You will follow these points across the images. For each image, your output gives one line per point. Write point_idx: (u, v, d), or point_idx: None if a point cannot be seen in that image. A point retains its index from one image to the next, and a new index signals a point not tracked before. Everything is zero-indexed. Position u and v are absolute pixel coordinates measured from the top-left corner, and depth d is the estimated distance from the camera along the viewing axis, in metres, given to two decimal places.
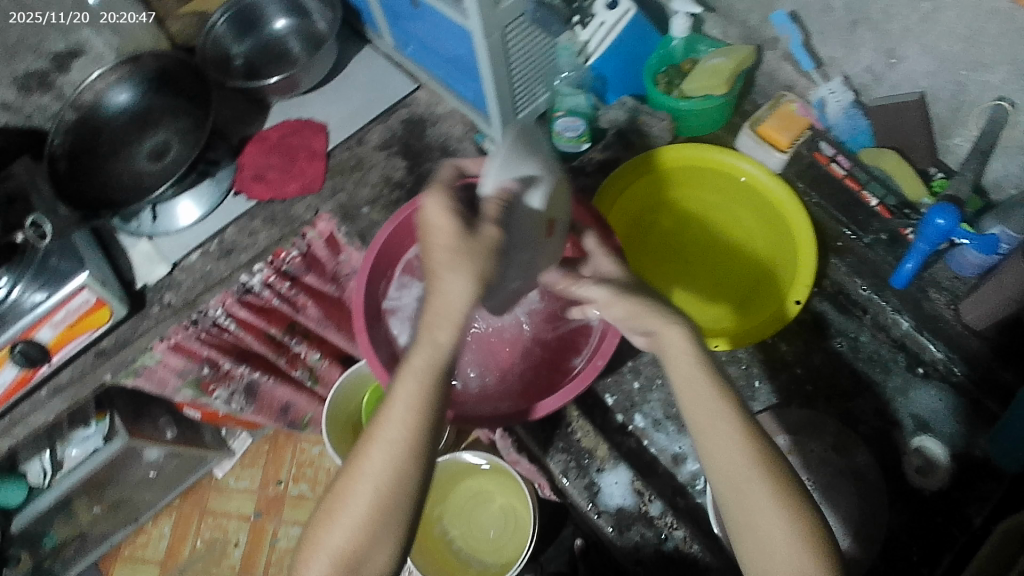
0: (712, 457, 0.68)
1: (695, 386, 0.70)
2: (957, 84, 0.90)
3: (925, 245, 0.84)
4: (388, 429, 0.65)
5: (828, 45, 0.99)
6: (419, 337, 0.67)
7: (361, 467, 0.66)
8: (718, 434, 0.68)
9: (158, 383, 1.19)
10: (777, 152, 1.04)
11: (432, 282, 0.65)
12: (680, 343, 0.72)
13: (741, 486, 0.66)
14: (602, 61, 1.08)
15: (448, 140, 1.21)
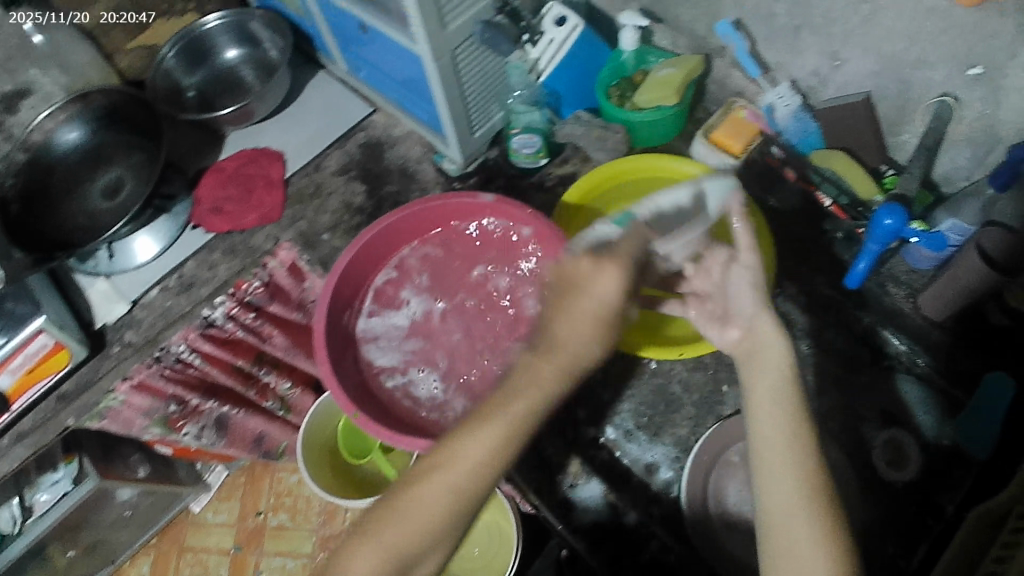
0: (772, 478, 0.67)
1: (780, 404, 0.69)
2: (900, 83, 0.92)
3: (875, 245, 0.85)
4: (468, 445, 0.66)
5: (775, 51, 1.01)
6: (533, 369, 0.68)
7: (434, 477, 0.66)
8: (782, 464, 0.67)
9: (123, 424, 1.17)
10: (731, 158, 1.05)
11: (558, 338, 0.68)
12: (775, 360, 0.71)
13: (793, 515, 0.65)
14: (554, 77, 1.09)
15: (406, 162, 1.21)
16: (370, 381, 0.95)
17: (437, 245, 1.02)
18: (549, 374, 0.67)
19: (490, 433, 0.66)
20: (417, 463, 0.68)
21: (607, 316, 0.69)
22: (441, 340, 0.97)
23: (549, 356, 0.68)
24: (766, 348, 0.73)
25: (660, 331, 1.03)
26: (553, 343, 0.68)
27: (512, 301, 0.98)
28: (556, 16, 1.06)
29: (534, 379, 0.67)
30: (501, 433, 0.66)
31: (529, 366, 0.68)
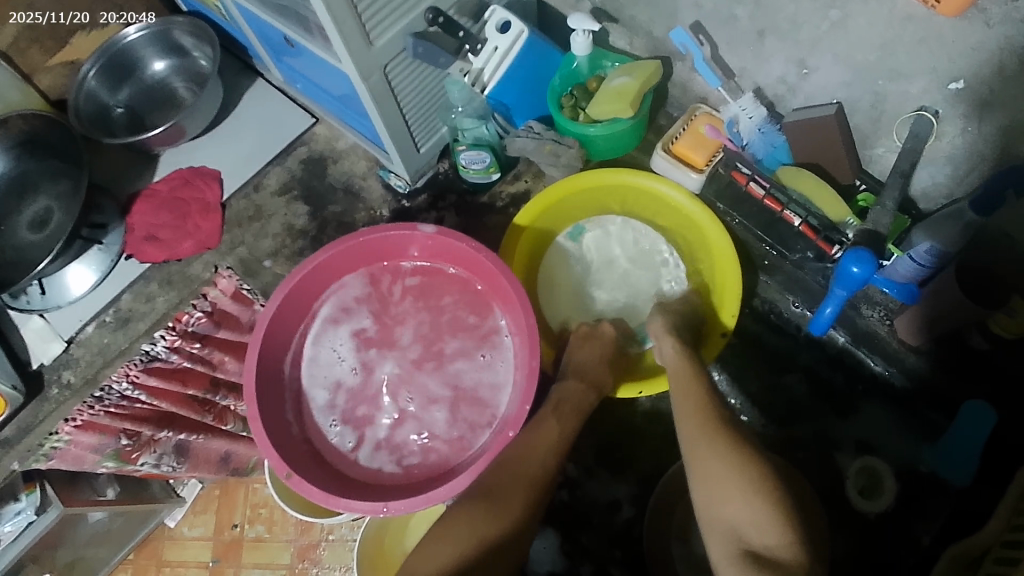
0: (683, 426, 0.72)
1: (680, 376, 0.79)
2: (871, 95, 0.82)
3: (841, 289, 0.80)
4: (534, 441, 0.78)
5: (738, 56, 0.92)
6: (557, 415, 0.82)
7: (511, 467, 0.75)
8: (685, 404, 0.75)
9: (74, 461, 1.04)
10: (693, 172, 0.99)
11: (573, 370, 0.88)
12: (670, 347, 0.84)
13: (698, 443, 0.69)
14: (499, 89, 0.98)
15: (351, 178, 1.15)
16: (315, 435, 0.89)
17: (381, 281, 0.95)
18: (573, 388, 0.85)
19: (544, 436, 0.79)
20: (497, 459, 0.77)
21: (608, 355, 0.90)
22: (383, 384, 0.90)
23: (575, 374, 0.87)
24: (663, 352, 0.85)
25: (639, 365, 0.96)
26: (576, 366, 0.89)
27: (457, 340, 0.92)
28: (498, 22, 0.94)
29: (569, 396, 0.84)
30: (552, 440, 0.79)
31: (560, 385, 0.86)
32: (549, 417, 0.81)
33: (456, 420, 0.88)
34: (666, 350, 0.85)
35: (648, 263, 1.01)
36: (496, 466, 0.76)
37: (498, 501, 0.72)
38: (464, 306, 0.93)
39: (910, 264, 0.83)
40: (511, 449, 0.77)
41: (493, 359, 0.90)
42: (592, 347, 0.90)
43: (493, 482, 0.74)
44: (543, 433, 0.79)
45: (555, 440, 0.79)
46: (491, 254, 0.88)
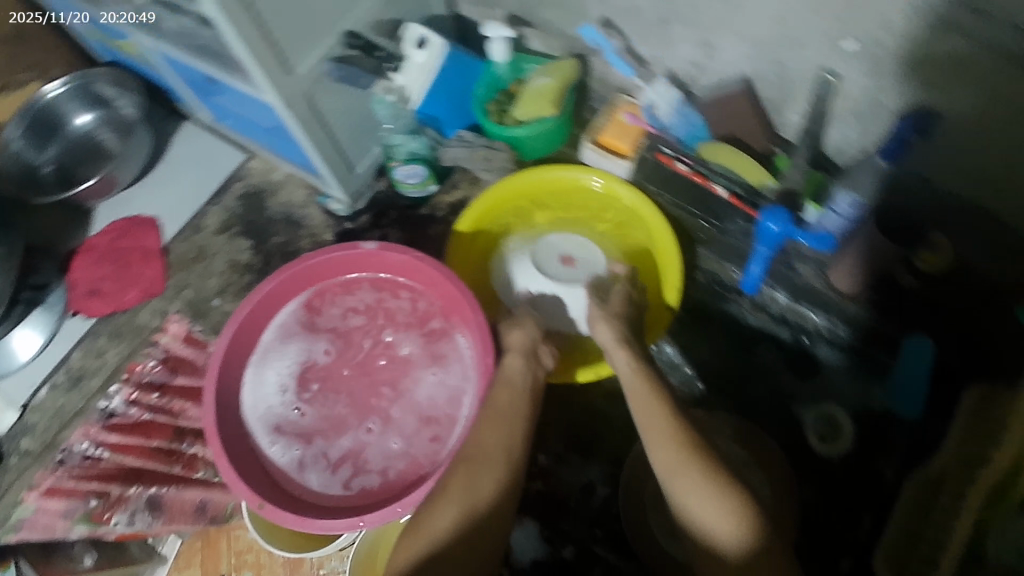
0: (654, 452, 0.67)
1: (639, 392, 0.73)
2: (776, 65, 0.86)
3: (765, 247, 0.94)
4: (485, 428, 0.73)
5: (648, 44, 0.96)
6: (499, 378, 0.79)
7: (466, 458, 0.71)
8: (651, 418, 0.70)
9: (46, 530, 0.98)
10: (621, 160, 1.03)
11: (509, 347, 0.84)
12: (621, 355, 0.79)
13: (676, 476, 0.64)
14: (427, 104, 1.00)
15: (290, 208, 1.14)
16: (269, 467, 0.87)
17: (327, 301, 0.95)
18: (515, 366, 0.81)
19: (493, 420, 0.74)
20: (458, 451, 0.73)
21: (531, 330, 0.86)
22: (336, 403, 0.90)
23: (517, 350, 0.82)
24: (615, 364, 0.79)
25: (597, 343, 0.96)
26: (515, 345, 0.83)
27: (409, 348, 0.93)
28: (416, 38, 0.96)
29: (511, 374, 0.80)
30: (498, 425, 0.73)
31: (504, 366, 0.81)
32: (491, 396, 0.77)
33: (417, 428, 0.88)
34: (619, 363, 0.79)
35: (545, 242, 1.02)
36: (453, 462, 0.72)
37: (450, 495, 0.68)
38: (416, 314, 0.94)
39: (834, 218, 0.89)
40: (461, 455, 0.72)
41: (454, 360, 0.91)
42: (517, 325, 0.86)
43: (452, 496, 0.67)
44: (489, 410, 0.75)
45: (506, 407, 0.75)
46: (433, 261, 0.91)
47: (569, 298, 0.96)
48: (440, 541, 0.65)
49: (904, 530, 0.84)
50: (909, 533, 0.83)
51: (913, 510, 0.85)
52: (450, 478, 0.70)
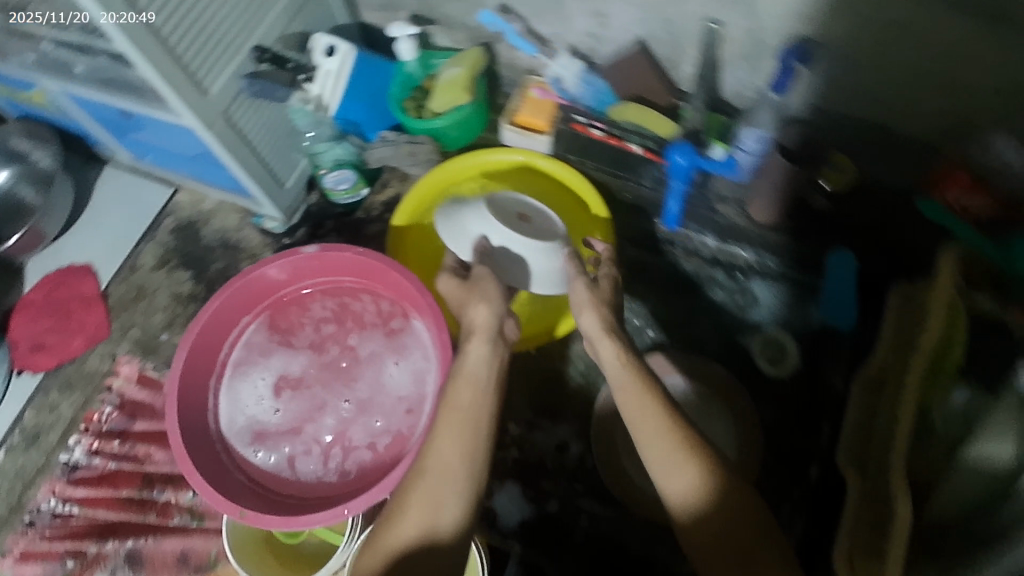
0: (651, 458, 0.64)
1: (630, 389, 0.69)
2: (666, 22, 0.93)
3: (677, 182, 1.00)
4: (443, 434, 0.67)
5: (545, 23, 1.01)
6: (456, 376, 0.71)
7: (425, 470, 0.65)
8: (648, 424, 0.66)
9: None
10: (539, 136, 1.08)
11: (466, 340, 0.75)
12: (610, 350, 0.73)
13: (671, 477, 0.63)
14: (344, 108, 1.04)
15: (226, 233, 1.15)
16: (257, 473, 0.88)
17: (286, 309, 0.97)
18: (476, 355, 0.73)
19: (455, 421, 0.67)
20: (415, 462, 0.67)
21: (496, 303, 0.77)
22: (307, 401, 0.91)
23: (479, 335, 0.73)
24: (602, 354, 0.74)
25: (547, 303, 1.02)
26: (477, 327, 0.75)
27: (370, 341, 0.95)
28: (324, 47, 1.00)
29: (469, 367, 0.72)
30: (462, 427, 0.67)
31: (465, 354, 0.73)
32: (452, 390, 0.70)
33: (394, 411, 0.90)
34: (606, 353, 0.74)
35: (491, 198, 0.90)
36: (412, 473, 0.66)
37: (409, 517, 0.62)
38: (376, 306, 0.97)
39: (741, 156, 0.97)
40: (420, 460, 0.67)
41: (416, 345, 0.93)
42: (477, 298, 0.76)
43: (410, 513, 0.62)
44: (450, 410, 0.69)
45: (469, 406, 0.68)
46: (377, 253, 0.94)
47: (531, 258, 0.85)
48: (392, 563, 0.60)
49: (859, 427, 0.90)
50: (864, 427, 0.90)
51: (864, 410, 0.91)
52: (408, 494, 0.64)
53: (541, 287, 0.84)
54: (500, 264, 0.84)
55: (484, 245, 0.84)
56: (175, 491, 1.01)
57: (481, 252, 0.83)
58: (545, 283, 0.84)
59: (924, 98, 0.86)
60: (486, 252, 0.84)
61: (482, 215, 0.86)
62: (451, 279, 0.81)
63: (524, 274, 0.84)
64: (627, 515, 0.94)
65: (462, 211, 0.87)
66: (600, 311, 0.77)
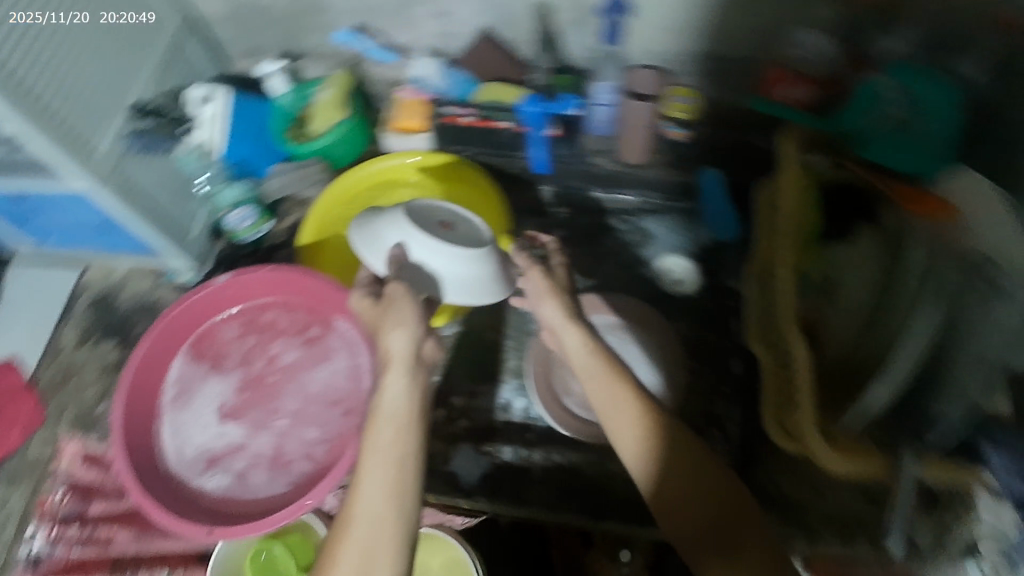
0: (631, 449, 0.73)
1: (597, 376, 0.78)
2: (502, 6, 1.03)
3: (535, 132, 1.10)
4: (371, 476, 0.68)
5: (398, 34, 1.11)
6: (377, 409, 0.72)
7: (353, 516, 0.66)
8: (623, 420, 0.74)
9: None
10: (418, 136, 1.14)
11: (383, 374, 0.74)
12: (576, 339, 0.82)
13: (653, 461, 0.72)
14: (231, 148, 1.09)
15: (142, 296, 1.18)
16: (216, 497, 0.90)
17: (215, 340, 1.00)
18: (394, 389, 0.73)
19: (383, 464, 0.68)
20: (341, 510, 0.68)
21: (416, 325, 0.76)
22: (249, 425, 0.95)
23: (398, 364, 0.74)
24: (568, 343, 0.83)
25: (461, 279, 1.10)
26: (392, 354, 0.75)
27: (300, 351, 1.00)
28: (200, 95, 1.07)
29: (387, 406, 0.72)
30: (390, 468, 0.68)
31: (386, 386, 0.73)
32: (375, 428, 0.70)
33: (333, 418, 0.96)
34: (572, 342, 0.82)
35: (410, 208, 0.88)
36: (339, 520, 0.67)
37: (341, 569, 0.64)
38: (299, 327, 1.01)
39: (602, 110, 1.07)
40: (351, 509, 0.67)
41: (343, 354, 0.99)
42: (395, 324, 0.76)
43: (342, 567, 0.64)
44: (373, 448, 0.70)
45: (391, 446, 0.69)
46: (290, 267, 1.00)
47: (451, 266, 0.85)
48: None
49: (758, 300, 1.00)
50: (761, 301, 0.99)
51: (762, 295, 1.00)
52: (338, 543, 0.66)
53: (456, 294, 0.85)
54: (422, 269, 0.84)
55: (399, 255, 0.84)
56: (148, 574, 1.00)
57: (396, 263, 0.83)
58: (459, 288, 0.85)
59: (731, 15, 1.01)
60: (402, 266, 0.84)
61: (398, 227, 0.85)
62: (365, 298, 0.82)
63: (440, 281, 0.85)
64: (579, 445, 1.00)
65: (377, 223, 0.87)
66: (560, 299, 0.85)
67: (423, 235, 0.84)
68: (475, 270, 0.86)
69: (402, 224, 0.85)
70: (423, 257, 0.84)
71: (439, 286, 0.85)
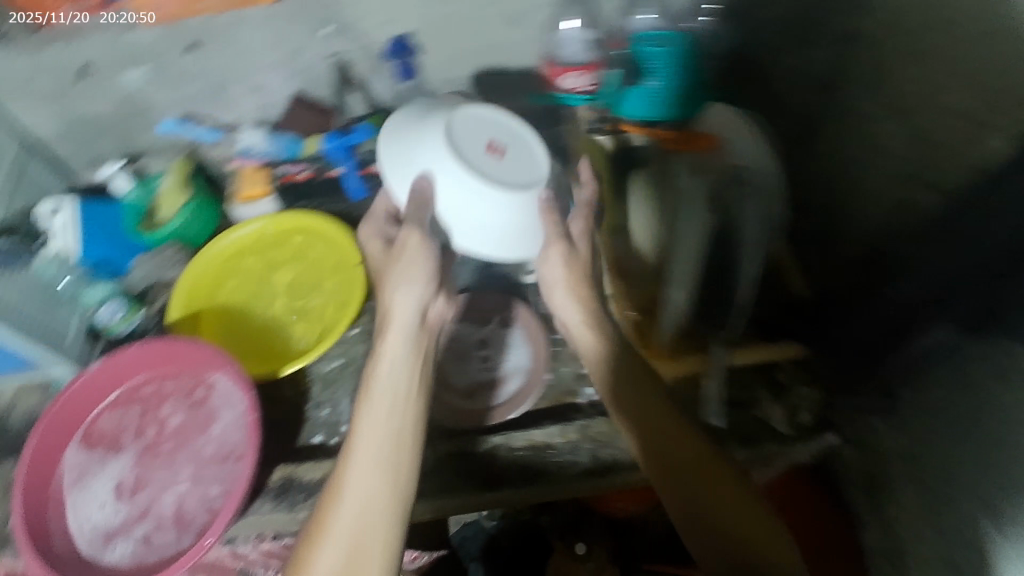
0: (654, 440, 0.82)
1: (629, 374, 0.87)
2: (304, 69, 1.17)
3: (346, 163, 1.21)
4: (365, 445, 0.79)
5: (224, 114, 1.23)
6: (375, 383, 0.83)
7: (349, 482, 0.77)
8: (659, 420, 0.84)
9: None
10: (263, 199, 1.22)
11: (379, 350, 0.85)
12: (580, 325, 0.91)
13: (671, 447, 0.81)
14: (89, 250, 1.15)
15: (34, 411, 1.22)
16: (124, 561, 0.97)
17: (101, 421, 1.06)
18: (395, 368, 0.84)
19: (376, 436, 0.80)
20: (335, 475, 0.79)
21: (424, 287, 0.88)
22: (144, 491, 1.02)
23: (396, 330, 0.86)
24: (559, 306, 0.93)
25: (330, 309, 1.17)
26: (395, 315, 0.87)
27: (181, 413, 1.06)
28: (48, 209, 1.15)
29: (389, 380, 0.83)
30: (380, 443, 0.79)
31: (383, 358, 0.84)
32: (370, 400, 0.82)
33: (224, 471, 1.02)
34: (573, 317, 0.92)
35: (460, 142, 0.91)
36: (336, 483, 0.78)
37: (338, 526, 0.75)
38: (182, 391, 1.07)
39: None
40: (341, 477, 0.78)
41: (226, 410, 1.05)
42: (399, 279, 0.87)
43: (341, 526, 0.74)
44: (370, 419, 0.81)
45: (388, 430, 0.80)
46: (156, 340, 1.05)
47: (483, 202, 0.90)
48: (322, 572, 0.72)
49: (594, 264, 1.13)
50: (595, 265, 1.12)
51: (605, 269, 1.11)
52: (332, 504, 0.76)
53: (465, 238, 0.91)
54: (450, 206, 0.90)
55: (428, 184, 0.89)
56: None
57: (415, 202, 0.88)
58: (469, 234, 0.91)
59: (502, 35, 1.18)
60: (424, 209, 0.88)
61: (437, 157, 0.89)
62: (376, 243, 0.97)
63: (456, 222, 0.91)
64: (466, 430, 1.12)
65: (413, 152, 0.91)
66: (575, 287, 0.92)
67: (463, 171, 0.89)
68: (490, 223, 0.91)
69: (442, 151, 0.89)
70: (460, 189, 0.89)
71: (451, 227, 0.91)
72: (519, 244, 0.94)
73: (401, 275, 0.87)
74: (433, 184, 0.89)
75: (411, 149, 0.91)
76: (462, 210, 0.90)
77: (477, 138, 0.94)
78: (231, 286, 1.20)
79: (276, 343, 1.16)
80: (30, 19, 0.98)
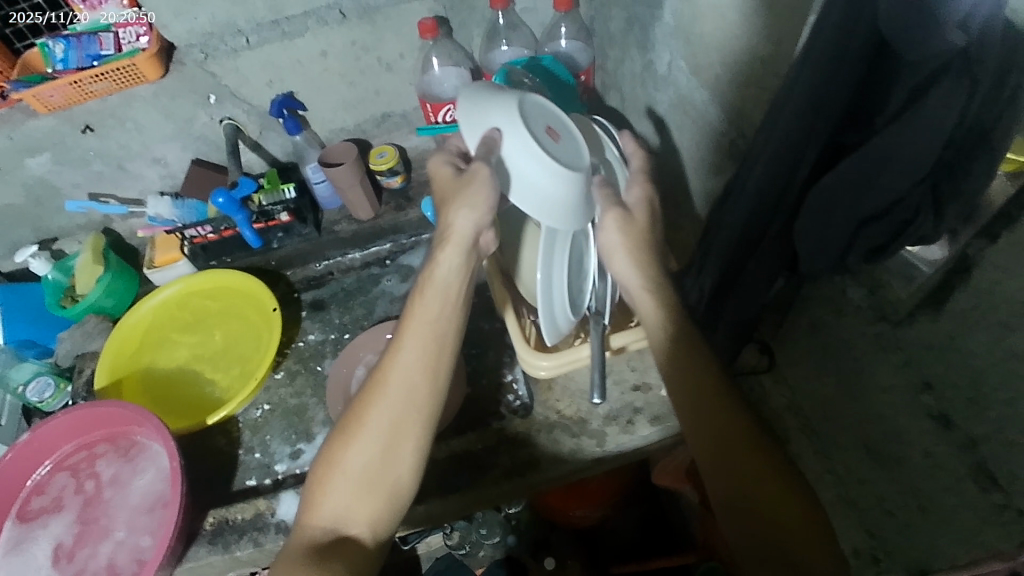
0: (712, 401, 0.78)
1: (693, 343, 0.82)
2: (200, 137, 1.26)
3: (238, 216, 1.25)
4: (403, 355, 0.81)
5: (129, 189, 1.32)
6: (424, 294, 0.83)
7: (387, 389, 0.79)
8: (715, 384, 0.79)
9: None
10: (180, 263, 1.32)
11: (428, 267, 0.84)
12: (630, 276, 0.88)
13: (725, 415, 0.77)
14: (7, 332, 1.28)
15: None
16: None
17: (38, 493, 1.10)
18: (446, 265, 0.83)
19: (420, 342, 0.82)
20: (374, 375, 0.81)
21: (483, 215, 0.81)
22: (76, 551, 1.03)
23: (453, 244, 0.82)
24: (619, 268, 0.89)
25: (249, 358, 1.23)
26: (453, 233, 0.82)
27: (110, 474, 1.10)
28: None
29: (436, 289, 0.83)
30: (420, 350, 0.81)
31: (439, 260, 0.83)
32: (420, 304, 0.83)
33: (153, 521, 1.04)
34: (620, 268, 0.89)
35: (529, 109, 0.82)
36: (375, 382, 0.80)
37: (372, 427, 0.77)
38: (112, 455, 1.11)
39: (321, 185, 1.34)
40: (386, 371, 0.80)
41: (151, 464, 1.09)
42: (458, 203, 0.81)
43: (376, 426, 0.77)
44: (417, 324, 0.82)
45: (431, 349, 0.82)
46: (80, 406, 1.11)
47: (543, 171, 0.79)
48: (354, 471, 0.76)
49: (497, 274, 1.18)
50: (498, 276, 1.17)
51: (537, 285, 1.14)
52: (369, 402, 0.79)
53: (523, 201, 0.82)
54: (513, 167, 0.80)
55: (493, 140, 0.80)
56: None
57: (485, 149, 0.80)
58: (528, 199, 0.81)
59: (374, 80, 1.29)
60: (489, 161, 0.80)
61: (507, 114, 0.80)
62: (446, 166, 0.86)
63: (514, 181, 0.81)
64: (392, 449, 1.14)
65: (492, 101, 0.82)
66: (632, 254, 0.88)
67: (526, 136, 0.79)
68: (551, 194, 0.80)
69: (508, 112, 0.80)
70: (523, 153, 0.79)
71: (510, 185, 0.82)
72: (566, 220, 0.82)
73: (466, 191, 0.80)
74: (500, 140, 0.80)
75: (487, 98, 0.82)
76: (524, 171, 0.80)
77: (549, 109, 0.86)
78: (157, 349, 1.25)
79: (200, 395, 1.20)
80: (29, 20, 1.14)
